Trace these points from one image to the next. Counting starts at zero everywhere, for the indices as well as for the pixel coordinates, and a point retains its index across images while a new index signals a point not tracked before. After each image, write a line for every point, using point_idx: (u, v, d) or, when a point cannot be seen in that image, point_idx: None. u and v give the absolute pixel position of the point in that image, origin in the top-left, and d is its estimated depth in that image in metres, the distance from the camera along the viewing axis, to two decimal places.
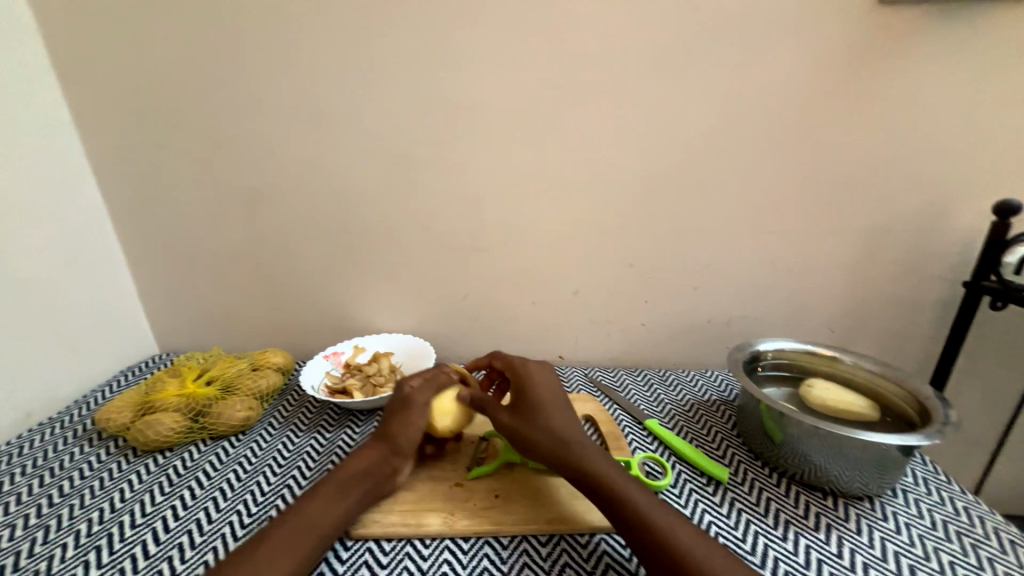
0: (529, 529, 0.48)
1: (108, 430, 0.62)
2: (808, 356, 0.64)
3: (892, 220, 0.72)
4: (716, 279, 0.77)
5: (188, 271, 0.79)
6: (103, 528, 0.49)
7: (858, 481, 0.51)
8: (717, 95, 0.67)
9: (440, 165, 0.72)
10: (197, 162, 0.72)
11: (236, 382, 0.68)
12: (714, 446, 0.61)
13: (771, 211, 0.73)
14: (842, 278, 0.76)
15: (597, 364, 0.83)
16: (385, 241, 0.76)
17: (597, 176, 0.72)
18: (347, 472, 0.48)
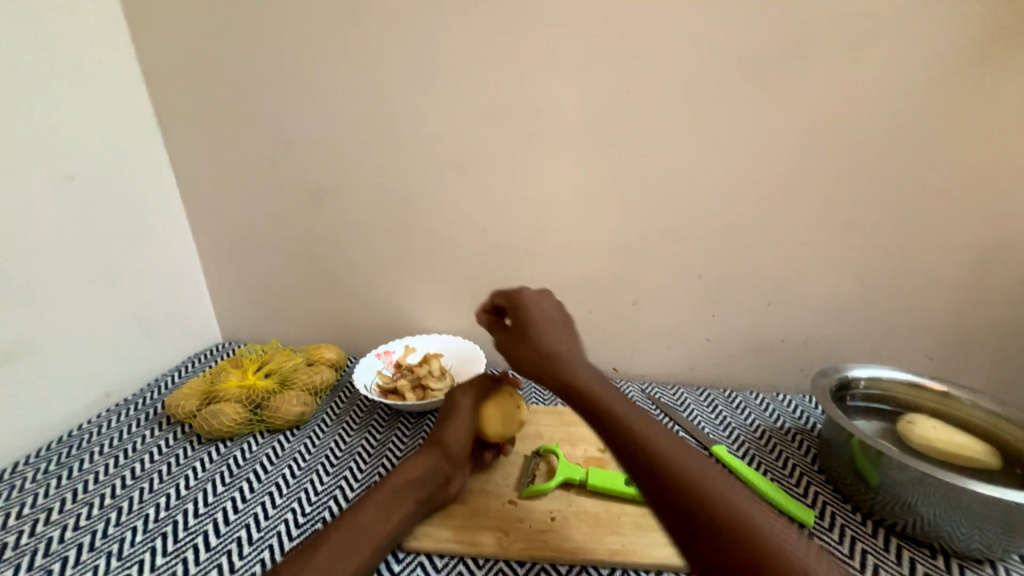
0: (591, 559, 0.45)
1: (175, 416, 0.64)
2: (909, 387, 0.56)
3: (1017, 236, 0.62)
4: (795, 295, 0.70)
5: (251, 265, 0.81)
6: (169, 515, 0.50)
7: (976, 542, 0.44)
8: (811, 91, 0.60)
9: (500, 166, 0.69)
10: (265, 159, 0.74)
11: (292, 376, 0.69)
12: (794, 482, 0.55)
13: (866, 222, 0.65)
14: (947, 300, 0.66)
15: (654, 379, 0.78)
16: (440, 242, 0.75)
17: (667, 180, 0.67)
18: (402, 479, 0.46)
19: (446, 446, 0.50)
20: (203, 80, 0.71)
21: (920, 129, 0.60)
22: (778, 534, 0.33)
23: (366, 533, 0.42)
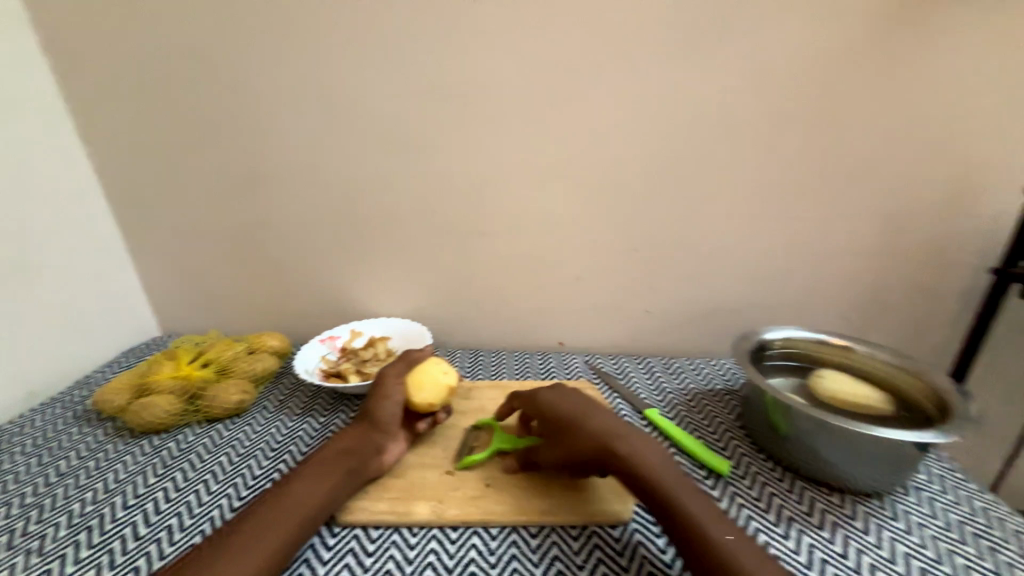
0: (520, 520, 0.47)
1: (105, 411, 0.62)
2: (818, 345, 0.61)
3: (918, 203, 0.68)
4: (725, 265, 0.73)
5: (185, 254, 0.78)
6: (96, 509, 0.49)
7: (868, 478, 0.48)
8: (732, 67, 0.62)
9: (437, 145, 0.69)
10: (189, 142, 0.70)
11: (232, 365, 0.68)
12: (716, 438, 0.58)
13: (787, 193, 0.68)
14: (860, 264, 0.72)
15: (599, 351, 0.81)
16: (382, 224, 0.74)
17: (601, 156, 0.68)
18: (331, 449, 0.49)
19: (375, 418, 0.52)
20: (114, 57, 0.66)
21: (832, 103, 0.63)
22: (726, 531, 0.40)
23: (295, 507, 0.43)
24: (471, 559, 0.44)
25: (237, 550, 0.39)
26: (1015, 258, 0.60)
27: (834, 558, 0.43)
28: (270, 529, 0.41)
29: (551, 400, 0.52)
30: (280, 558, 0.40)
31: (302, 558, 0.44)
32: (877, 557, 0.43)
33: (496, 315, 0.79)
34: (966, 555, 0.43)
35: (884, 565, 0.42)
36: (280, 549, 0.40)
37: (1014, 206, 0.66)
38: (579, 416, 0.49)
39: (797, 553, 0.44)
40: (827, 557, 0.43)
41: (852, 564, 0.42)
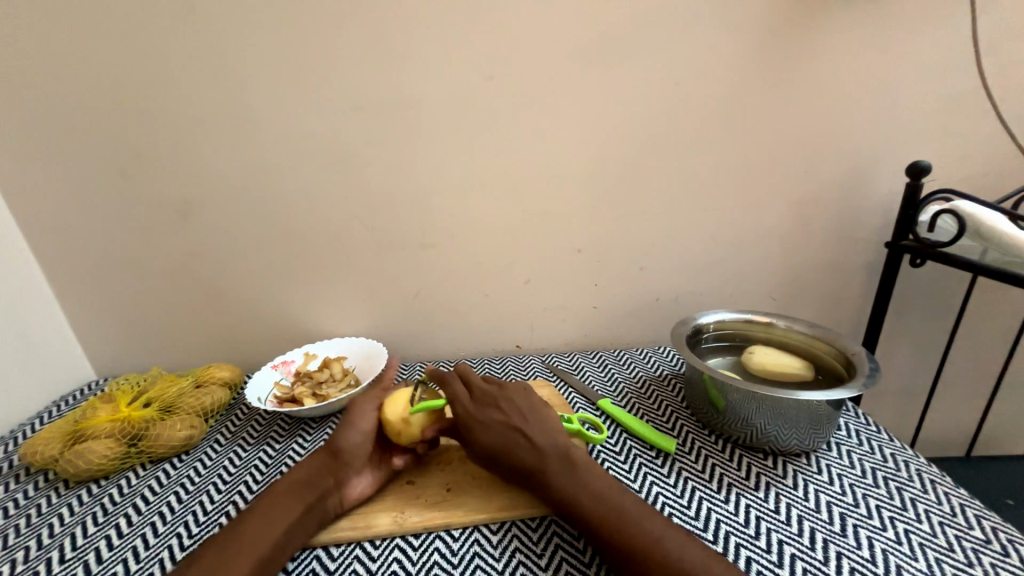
0: (480, 519, 0.48)
1: (36, 464, 0.58)
2: (746, 324, 0.66)
3: (821, 189, 0.76)
4: (662, 258, 0.78)
5: (118, 289, 0.75)
6: (29, 567, 0.46)
7: (794, 439, 0.53)
8: (648, 76, 0.68)
9: (378, 163, 0.70)
10: (117, 174, 0.68)
11: (177, 401, 0.65)
12: (664, 420, 0.62)
13: (709, 187, 0.75)
14: (780, 248, 0.79)
15: (554, 350, 0.84)
16: (328, 244, 0.74)
17: (537, 164, 0.72)
18: (288, 483, 0.48)
19: (338, 446, 0.51)
20: (27, 88, 0.64)
21: (738, 104, 0.70)
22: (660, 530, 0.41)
23: (246, 545, 0.42)
24: (435, 563, 0.45)
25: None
26: (903, 233, 0.69)
27: (768, 514, 0.47)
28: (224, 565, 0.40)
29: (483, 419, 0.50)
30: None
31: None
32: (805, 508, 0.48)
33: (452, 324, 0.81)
34: (879, 497, 0.49)
35: (810, 514, 0.47)
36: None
37: (899, 188, 0.76)
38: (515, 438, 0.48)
39: (735, 515, 0.47)
40: (761, 514, 0.47)
41: (783, 518, 0.47)
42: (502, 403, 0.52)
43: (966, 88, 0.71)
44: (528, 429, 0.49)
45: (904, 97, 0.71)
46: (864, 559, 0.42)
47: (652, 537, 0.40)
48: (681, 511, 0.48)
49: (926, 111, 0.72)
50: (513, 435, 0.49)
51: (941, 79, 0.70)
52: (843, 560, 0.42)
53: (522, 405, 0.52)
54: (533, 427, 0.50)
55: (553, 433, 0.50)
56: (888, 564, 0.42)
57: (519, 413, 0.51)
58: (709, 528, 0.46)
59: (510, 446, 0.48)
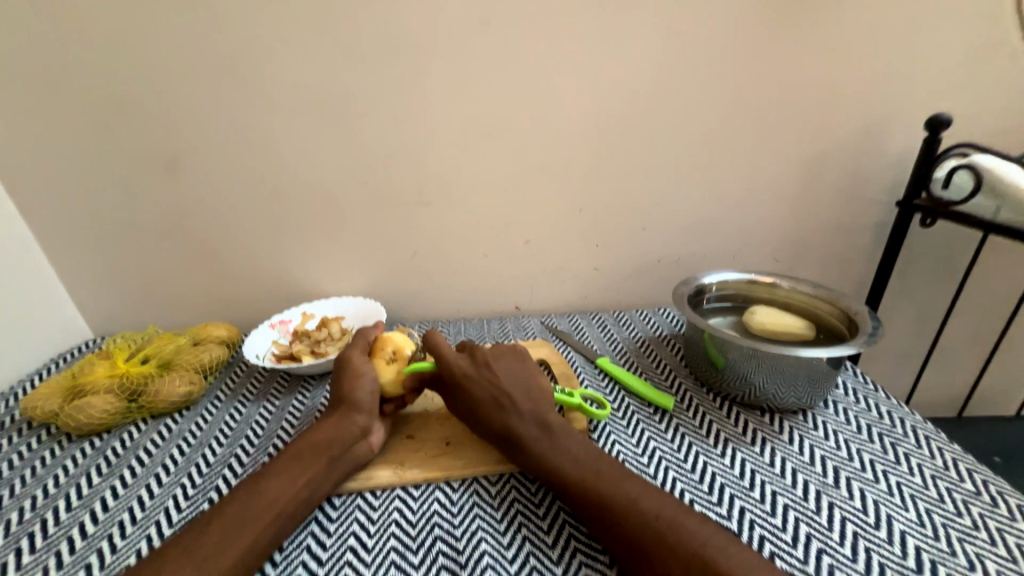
0: (479, 471, 0.49)
1: (37, 418, 0.58)
2: (750, 285, 0.65)
3: (835, 145, 0.72)
4: (665, 218, 0.76)
5: (108, 247, 0.73)
6: (37, 515, 0.47)
7: (790, 397, 0.53)
8: (662, 21, 0.64)
9: (370, 111, 0.66)
10: (99, 124, 0.65)
11: (174, 358, 0.65)
12: (663, 378, 0.62)
13: (716, 143, 0.71)
14: (787, 207, 0.76)
15: (553, 312, 0.83)
16: (322, 201, 0.72)
17: (536, 116, 0.68)
18: (309, 444, 0.47)
19: (352, 400, 0.50)
20: None
21: (750, 52, 0.66)
22: (649, 496, 0.41)
23: (266, 506, 0.42)
24: (435, 511, 0.45)
25: (201, 548, 0.38)
26: (915, 192, 0.67)
27: (763, 468, 0.48)
28: (238, 528, 0.40)
29: (466, 379, 0.50)
30: (254, 555, 0.39)
31: None
32: (799, 462, 0.48)
33: (450, 285, 0.80)
34: (873, 451, 0.49)
35: (805, 467, 0.48)
36: (253, 546, 0.39)
37: (915, 144, 0.72)
38: (498, 400, 0.49)
39: (731, 468, 0.48)
40: (757, 468, 0.48)
41: (777, 471, 0.47)
42: (493, 362, 0.52)
43: (996, 35, 0.66)
44: (512, 392, 0.49)
45: (931, 44, 0.66)
46: (857, 510, 0.43)
47: (633, 497, 0.41)
48: (678, 466, 0.49)
49: (951, 60, 0.68)
50: (496, 394, 0.49)
51: (971, 25, 0.66)
52: (835, 510, 0.43)
53: (511, 363, 0.53)
54: (517, 390, 0.50)
55: (539, 400, 0.50)
56: (879, 515, 0.42)
57: (506, 374, 0.51)
58: (705, 480, 0.47)
59: (495, 407, 0.48)
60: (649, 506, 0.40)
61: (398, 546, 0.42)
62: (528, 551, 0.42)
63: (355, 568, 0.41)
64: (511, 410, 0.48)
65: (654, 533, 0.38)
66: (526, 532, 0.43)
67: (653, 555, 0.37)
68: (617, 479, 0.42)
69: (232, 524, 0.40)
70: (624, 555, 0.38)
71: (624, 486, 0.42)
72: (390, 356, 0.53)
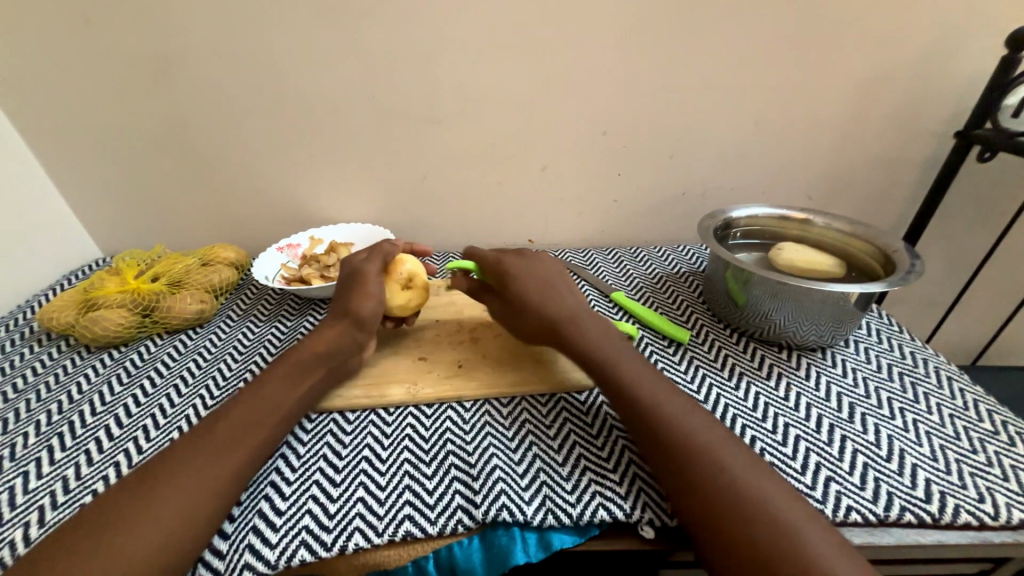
0: (491, 393, 0.49)
1: (54, 329, 0.59)
2: (780, 222, 0.62)
3: (895, 66, 0.65)
4: (694, 148, 0.71)
5: (108, 162, 0.70)
6: (64, 417, 0.49)
7: (812, 334, 0.52)
8: None
9: (378, 14, 0.60)
10: (79, 18, 0.59)
11: (185, 277, 0.64)
12: (678, 313, 0.61)
13: (762, 60, 0.64)
14: (829, 138, 0.70)
15: (568, 246, 0.81)
16: (327, 115, 0.67)
17: (561, 21, 0.61)
18: (309, 352, 0.47)
19: (355, 314, 0.49)
20: None
21: None
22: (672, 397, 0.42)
23: (274, 408, 0.43)
24: (447, 429, 0.46)
25: (221, 450, 0.39)
26: (978, 120, 0.62)
27: (777, 401, 0.47)
28: (254, 433, 0.41)
29: (517, 270, 0.52)
30: (265, 451, 0.41)
31: (262, 495, 0.40)
32: (814, 397, 0.48)
33: (462, 214, 0.76)
34: (892, 390, 0.48)
35: (820, 402, 0.47)
36: (264, 444, 0.41)
37: (987, 67, 0.64)
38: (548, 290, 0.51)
39: (744, 400, 0.48)
40: (770, 400, 0.47)
41: (791, 405, 0.47)
42: (541, 261, 0.54)
43: None
44: (558, 287, 0.52)
45: None
46: (869, 443, 0.43)
47: (656, 399, 0.42)
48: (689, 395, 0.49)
49: None
50: (545, 285, 0.51)
51: None
52: (847, 443, 0.43)
53: (556, 267, 0.55)
54: (561, 286, 0.52)
55: (580, 299, 0.52)
56: (893, 449, 0.42)
57: (552, 272, 0.53)
58: (717, 410, 0.47)
59: (543, 295, 0.50)
60: (691, 421, 0.40)
61: (411, 458, 0.43)
62: (539, 467, 0.42)
63: (370, 475, 0.42)
64: (558, 300, 0.50)
65: (675, 430, 0.39)
66: (537, 450, 0.44)
67: (674, 444, 0.38)
68: (664, 392, 0.43)
69: (250, 429, 0.41)
70: (647, 441, 0.40)
71: (646, 388, 0.43)
72: (404, 280, 0.53)
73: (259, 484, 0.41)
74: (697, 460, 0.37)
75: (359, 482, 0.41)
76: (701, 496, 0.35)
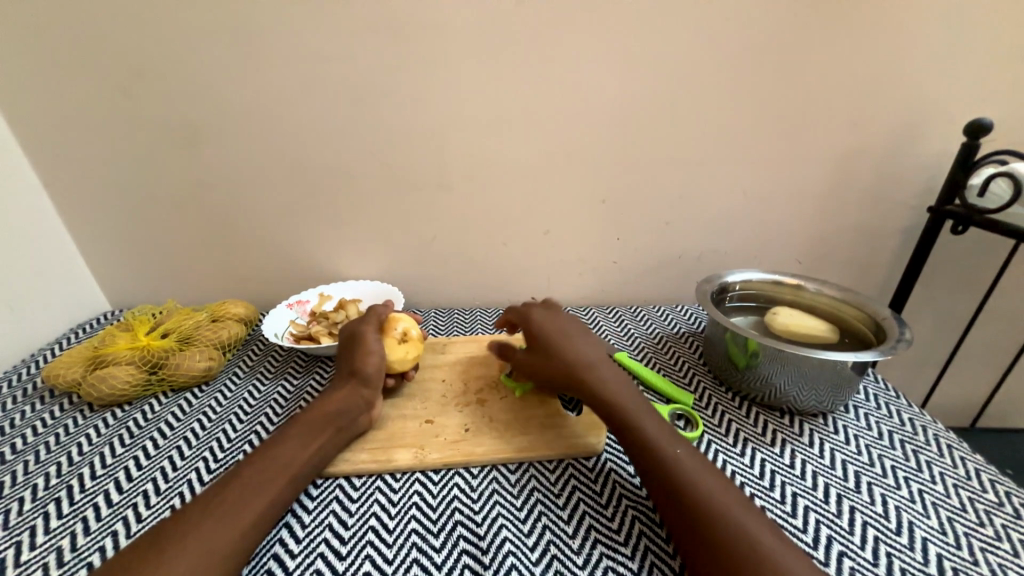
0: (499, 458, 0.49)
1: (59, 386, 0.59)
2: (774, 286, 0.65)
3: (866, 146, 0.71)
4: (687, 214, 0.75)
5: (129, 221, 0.73)
6: (62, 481, 0.48)
7: (812, 400, 0.53)
8: (695, 13, 0.62)
9: (397, 95, 0.66)
10: (121, 94, 0.64)
11: (195, 333, 0.65)
12: (681, 375, 0.62)
13: (745, 139, 0.70)
14: (812, 208, 0.75)
15: (570, 304, 0.83)
16: (343, 180, 0.71)
17: (562, 104, 0.67)
18: (319, 414, 0.47)
19: (360, 373, 0.51)
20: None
21: (793, 40, 0.64)
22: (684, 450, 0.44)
23: (282, 468, 0.42)
24: (455, 497, 0.46)
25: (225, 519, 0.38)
26: (949, 197, 0.67)
27: (783, 469, 0.48)
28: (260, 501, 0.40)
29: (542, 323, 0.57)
30: (272, 514, 0.40)
31: (265, 569, 0.39)
32: (820, 465, 0.48)
33: (467, 272, 0.79)
34: (894, 458, 0.49)
35: (826, 471, 0.47)
36: (270, 507, 0.40)
37: (950, 148, 0.71)
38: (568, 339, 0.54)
39: (751, 467, 0.48)
40: (777, 468, 0.48)
41: (798, 472, 0.47)
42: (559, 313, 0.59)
43: None
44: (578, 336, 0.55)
45: (972, 46, 0.65)
46: (878, 515, 0.43)
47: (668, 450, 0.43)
48: None
49: (993, 62, 0.66)
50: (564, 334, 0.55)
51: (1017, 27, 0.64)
52: (855, 515, 0.43)
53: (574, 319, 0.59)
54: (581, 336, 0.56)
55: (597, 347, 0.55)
56: (901, 521, 0.42)
57: (571, 324, 0.58)
58: None
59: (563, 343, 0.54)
60: (708, 481, 0.41)
61: (418, 529, 0.43)
62: (548, 540, 0.42)
63: (377, 547, 0.41)
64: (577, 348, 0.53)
65: (688, 484, 0.40)
66: (546, 521, 0.43)
67: (690, 497, 0.39)
68: (676, 442, 0.44)
69: (256, 495, 0.40)
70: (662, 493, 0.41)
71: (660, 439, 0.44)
72: (399, 335, 0.55)
73: (262, 556, 0.40)
74: (720, 520, 0.37)
75: (366, 555, 0.40)
76: (731, 563, 0.35)
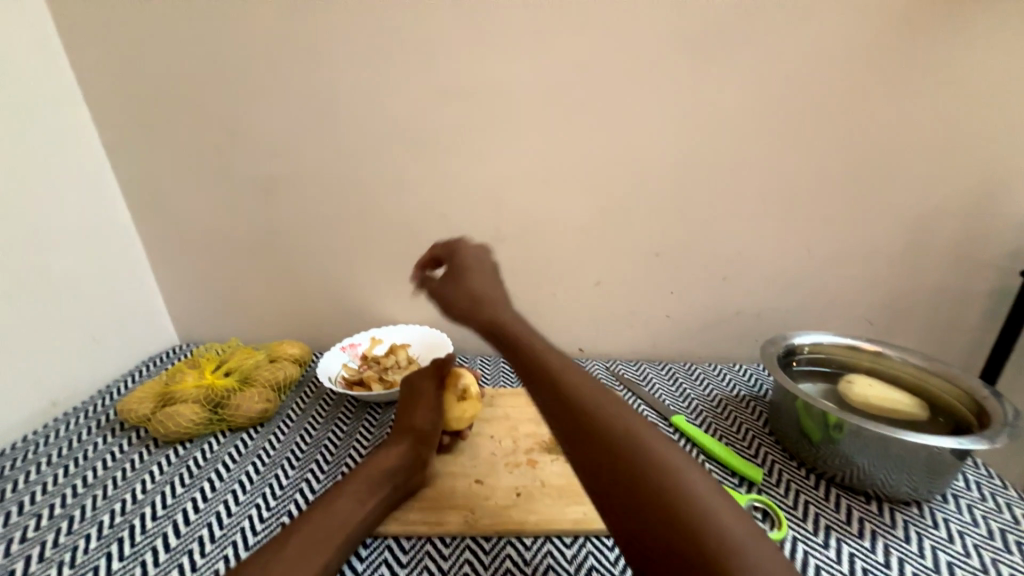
0: (553, 530, 0.46)
1: (129, 420, 0.62)
2: (848, 350, 0.60)
3: (943, 206, 0.67)
4: (745, 271, 0.73)
5: (205, 263, 0.78)
6: (125, 520, 0.49)
7: (905, 486, 0.47)
8: (754, 78, 0.63)
9: (459, 154, 0.70)
10: (212, 151, 0.71)
11: (254, 373, 0.67)
12: (746, 445, 0.58)
13: (808, 196, 0.68)
14: (883, 267, 0.71)
15: (618, 357, 0.81)
16: (403, 230, 0.74)
17: (618, 162, 0.68)
18: (373, 468, 0.46)
19: (418, 428, 0.51)
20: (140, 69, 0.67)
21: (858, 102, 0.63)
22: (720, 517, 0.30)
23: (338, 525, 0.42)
24: (507, 570, 0.44)
25: None
26: None
27: (875, 567, 0.43)
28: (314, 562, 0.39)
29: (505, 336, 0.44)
30: None
31: None
32: (919, 566, 0.43)
33: None
34: (1010, 563, 0.43)
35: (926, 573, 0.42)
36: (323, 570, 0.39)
37: None
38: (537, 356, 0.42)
39: (838, 562, 0.43)
40: (868, 566, 0.43)
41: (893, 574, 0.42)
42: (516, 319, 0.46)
43: None
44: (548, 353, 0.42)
45: None
46: None
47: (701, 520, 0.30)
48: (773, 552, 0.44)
49: None
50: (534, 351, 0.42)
51: None
52: None
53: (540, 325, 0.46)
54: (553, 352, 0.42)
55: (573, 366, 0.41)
56: None
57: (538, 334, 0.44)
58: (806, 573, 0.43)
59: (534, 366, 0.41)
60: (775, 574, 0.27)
61: None
62: None
63: None
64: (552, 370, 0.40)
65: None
66: None
67: None
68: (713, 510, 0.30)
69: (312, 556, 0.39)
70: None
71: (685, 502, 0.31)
72: (459, 392, 0.56)
73: None
74: None
75: None
76: None
